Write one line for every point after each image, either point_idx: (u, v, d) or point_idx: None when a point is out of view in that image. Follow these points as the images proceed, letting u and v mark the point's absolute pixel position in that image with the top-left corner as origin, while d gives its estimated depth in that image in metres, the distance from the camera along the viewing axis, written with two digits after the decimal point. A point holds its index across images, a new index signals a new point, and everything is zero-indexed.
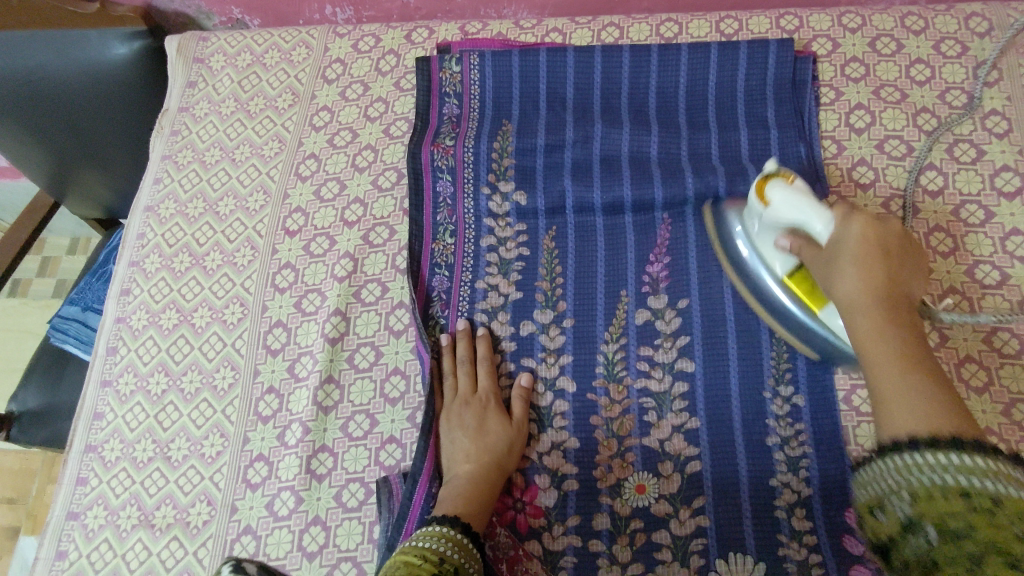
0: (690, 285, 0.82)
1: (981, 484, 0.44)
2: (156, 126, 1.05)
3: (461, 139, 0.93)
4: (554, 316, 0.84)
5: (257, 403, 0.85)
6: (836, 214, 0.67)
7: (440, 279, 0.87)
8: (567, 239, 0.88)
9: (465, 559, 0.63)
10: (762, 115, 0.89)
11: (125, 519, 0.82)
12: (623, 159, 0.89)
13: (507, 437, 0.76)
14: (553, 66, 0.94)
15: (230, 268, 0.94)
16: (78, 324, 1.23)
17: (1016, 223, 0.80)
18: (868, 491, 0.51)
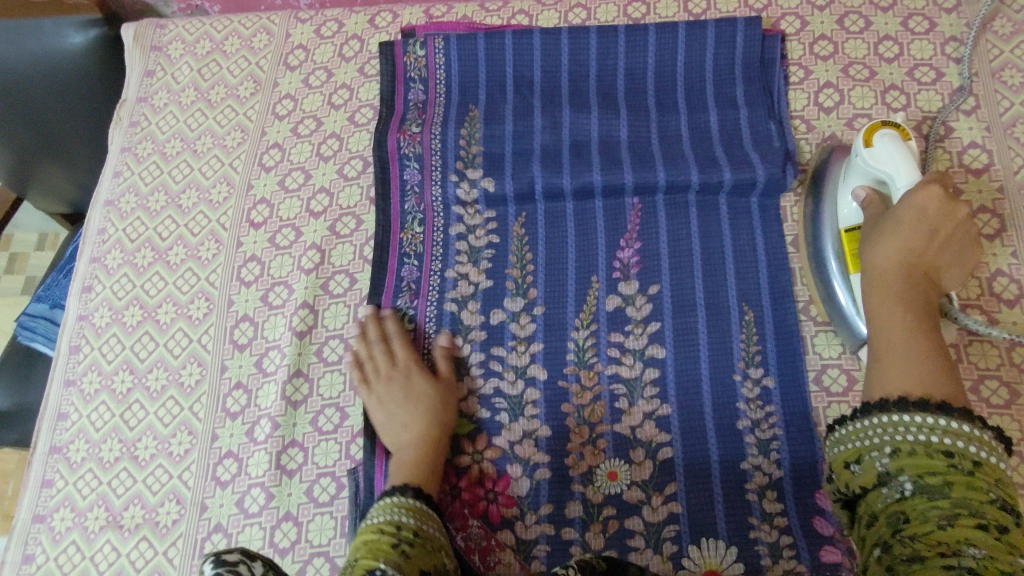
0: (662, 272, 0.82)
1: (961, 449, 0.49)
2: (114, 118, 1.03)
3: (428, 126, 0.92)
4: (524, 304, 0.83)
5: (225, 399, 0.84)
6: (923, 177, 0.67)
7: (409, 269, 0.86)
8: (538, 226, 0.87)
9: (422, 522, 0.62)
10: (730, 95, 0.88)
11: (93, 521, 0.81)
12: (593, 144, 0.88)
13: (442, 398, 0.77)
14: (519, 50, 0.92)
15: (195, 263, 0.92)
16: (46, 322, 1.20)
17: (984, 200, 0.80)
18: (844, 447, 0.55)
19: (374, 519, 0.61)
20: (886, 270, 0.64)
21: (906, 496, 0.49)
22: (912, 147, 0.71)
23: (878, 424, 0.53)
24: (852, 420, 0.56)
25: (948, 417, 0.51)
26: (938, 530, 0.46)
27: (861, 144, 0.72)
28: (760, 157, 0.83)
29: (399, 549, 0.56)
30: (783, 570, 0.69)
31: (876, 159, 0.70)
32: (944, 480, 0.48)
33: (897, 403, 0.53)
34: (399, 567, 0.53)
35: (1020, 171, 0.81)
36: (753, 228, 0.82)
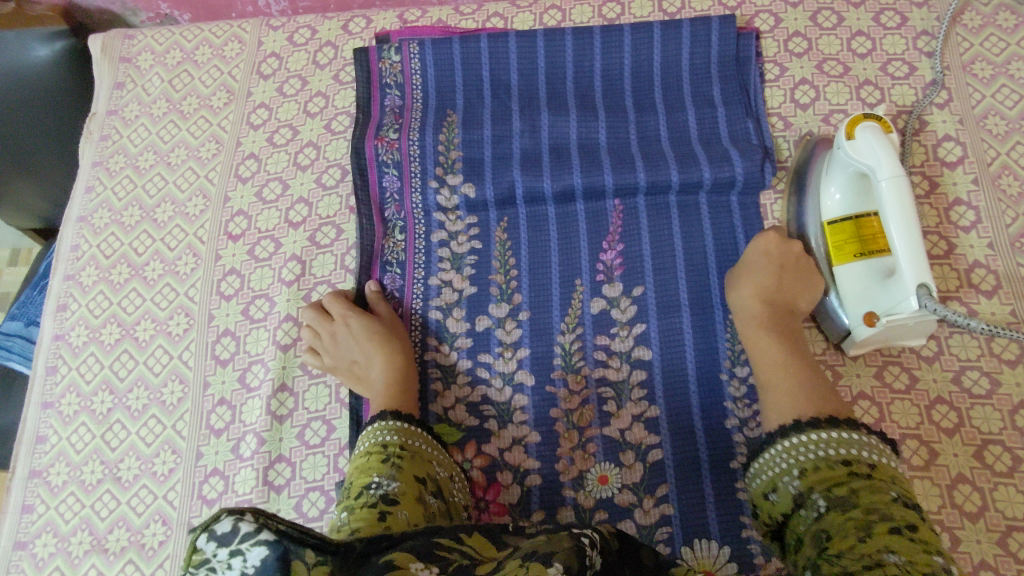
0: (646, 273, 0.82)
1: (857, 456, 0.60)
2: (84, 132, 1.01)
3: (406, 131, 0.91)
4: (509, 310, 0.83)
5: (209, 416, 0.83)
6: (898, 174, 0.68)
7: (392, 277, 0.86)
8: (520, 230, 0.86)
9: (407, 437, 0.68)
10: (707, 94, 0.88)
11: (77, 545, 0.79)
12: (572, 148, 0.88)
13: (392, 332, 0.81)
14: (494, 53, 0.91)
15: (173, 278, 0.90)
16: (22, 341, 1.19)
17: (958, 192, 0.81)
18: (764, 478, 0.65)
19: (361, 448, 0.68)
20: (754, 312, 0.75)
21: (822, 512, 0.58)
22: (893, 140, 0.71)
23: (787, 449, 0.64)
24: (762, 453, 0.66)
25: (836, 429, 0.62)
26: (859, 543, 0.52)
27: (843, 137, 0.73)
28: (739, 154, 0.83)
29: (391, 464, 0.64)
30: (776, 568, 0.69)
31: (858, 151, 0.71)
32: (848, 489, 0.57)
33: (795, 428, 0.65)
34: (394, 479, 0.62)
35: (994, 163, 0.82)
36: (734, 227, 0.83)
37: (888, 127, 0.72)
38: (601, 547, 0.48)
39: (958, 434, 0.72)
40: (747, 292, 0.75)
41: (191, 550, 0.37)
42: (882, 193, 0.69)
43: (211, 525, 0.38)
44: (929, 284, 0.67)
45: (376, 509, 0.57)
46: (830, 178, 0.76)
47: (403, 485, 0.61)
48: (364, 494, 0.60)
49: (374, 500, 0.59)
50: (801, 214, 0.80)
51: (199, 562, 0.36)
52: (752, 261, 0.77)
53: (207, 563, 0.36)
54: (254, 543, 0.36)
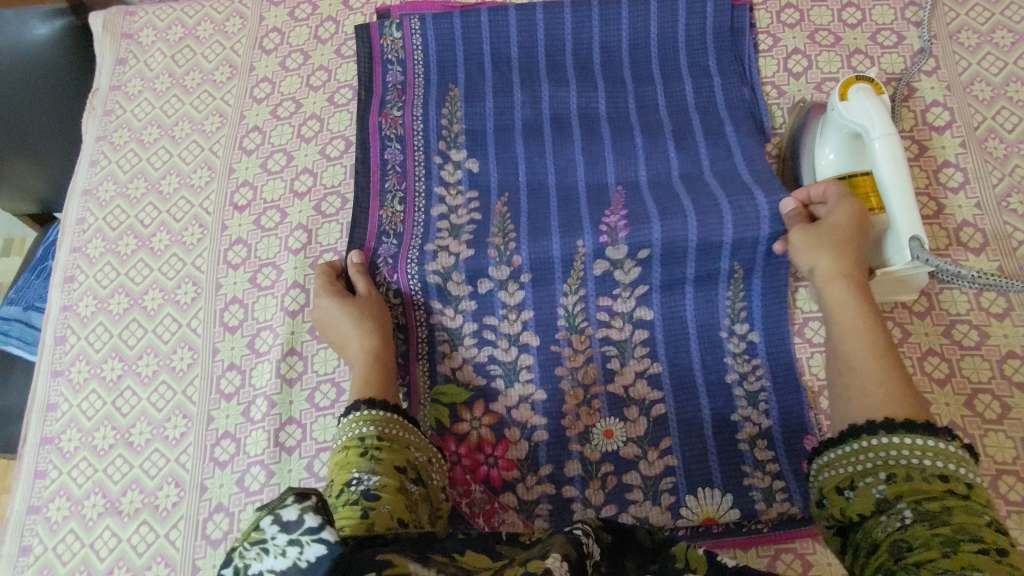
0: (652, 232, 0.79)
1: (956, 472, 0.53)
2: (86, 107, 1.01)
3: (409, 107, 0.92)
4: (510, 272, 0.82)
5: (219, 380, 0.84)
6: (894, 135, 0.72)
7: (387, 246, 0.84)
8: (520, 200, 0.86)
9: (385, 426, 0.66)
10: (704, 64, 0.90)
11: (90, 508, 0.80)
12: (573, 118, 0.90)
13: (367, 310, 0.79)
14: (495, 25, 0.93)
15: (180, 248, 0.91)
16: (22, 325, 1.20)
17: (947, 155, 0.84)
18: (836, 472, 0.59)
19: (338, 441, 0.66)
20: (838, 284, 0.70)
21: (906, 524, 0.51)
22: (885, 101, 0.74)
23: (867, 447, 0.57)
24: (843, 442, 0.60)
25: (938, 438, 0.55)
26: (943, 558, 0.47)
27: (836, 98, 0.74)
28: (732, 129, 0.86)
29: (369, 456, 0.63)
30: (777, 513, 0.72)
31: (851, 112, 0.73)
32: (942, 506, 0.51)
33: (885, 425, 0.57)
34: (374, 472, 0.61)
35: (980, 127, 0.85)
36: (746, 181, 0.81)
37: (879, 88, 0.75)
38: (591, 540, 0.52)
39: (948, 383, 0.75)
40: (826, 265, 0.71)
41: (254, 527, 0.39)
42: (880, 153, 0.72)
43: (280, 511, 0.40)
44: (922, 236, 0.70)
45: (358, 507, 0.57)
46: (824, 140, 0.78)
47: (385, 477, 0.61)
48: (346, 492, 0.60)
49: (356, 498, 0.59)
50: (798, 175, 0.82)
51: (257, 542, 0.38)
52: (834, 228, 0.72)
53: (263, 543, 0.38)
54: (314, 539, 0.38)
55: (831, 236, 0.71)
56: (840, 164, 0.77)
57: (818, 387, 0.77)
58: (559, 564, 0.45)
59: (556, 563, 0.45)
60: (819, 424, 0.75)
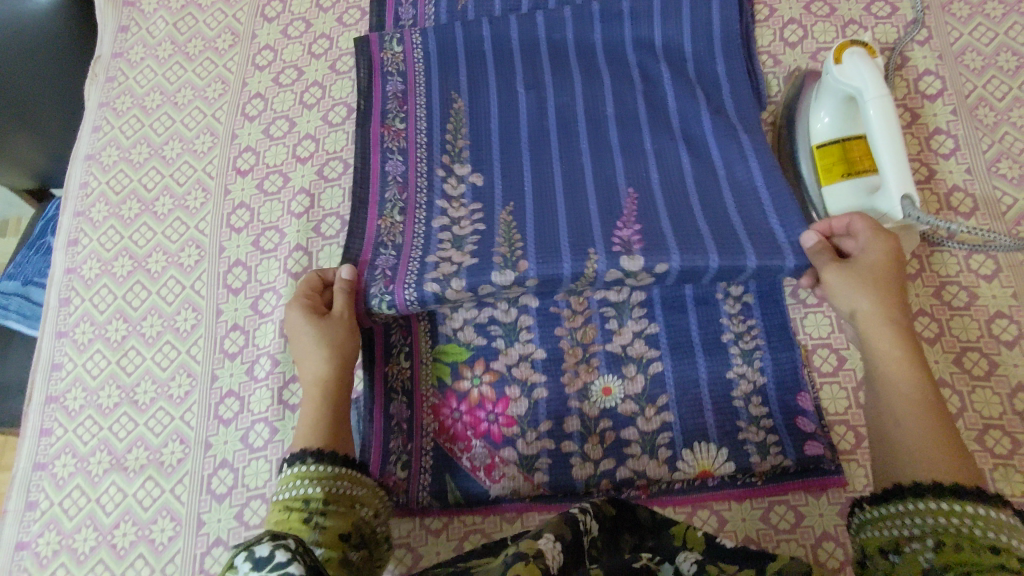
0: (669, 249, 0.73)
1: (1010, 546, 0.51)
2: (89, 73, 1.02)
3: (412, 120, 0.88)
4: (515, 277, 0.74)
5: (223, 340, 0.85)
6: (886, 93, 0.72)
7: (385, 258, 0.79)
8: (526, 208, 0.80)
9: (331, 485, 0.64)
10: (713, 73, 0.87)
11: (96, 465, 0.81)
12: (579, 121, 0.86)
13: (330, 339, 0.74)
14: (496, 37, 0.91)
15: (183, 212, 0.92)
16: (20, 299, 1.19)
17: (938, 123, 0.86)
18: (881, 532, 0.56)
19: (279, 496, 0.64)
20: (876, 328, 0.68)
21: None
22: (880, 64, 0.75)
23: (916, 509, 0.55)
24: (889, 501, 0.57)
25: (990, 507, 0.53)
26: None
27: (831, 62, 0.76)
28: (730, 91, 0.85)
29: (314, 524, 0.61)
30: (771, 465, 0.74)
31: (845, 75, 0.75)
32: None
33: (936, 489, 0.55)
34: (319, 544, 0.60)
35: (971, 95, 0.86)
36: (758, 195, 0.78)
37: (874, 52, 0.76)
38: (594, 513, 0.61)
39: (938, 342, 0.77)
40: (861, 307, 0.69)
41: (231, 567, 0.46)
42: (878, 116, 0.73)
43: (254, 548, 0.46)
44: (913, 194, 0.72)
45: None
46: (824, 107, 0.79)
47: (329, 549, 0.60)
48: None
49: None
50: (794, 141, 0.84)
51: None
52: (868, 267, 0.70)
53: None
54: (282, 572, 0.44)
55: (863, 276, 0.70)
56: (834, 129, 0.78)
57: (812, 346, 0.79)
58: (549, 545, 0.52)
59: (547, 545, 0.52)
60: (812, 382, 0.77)
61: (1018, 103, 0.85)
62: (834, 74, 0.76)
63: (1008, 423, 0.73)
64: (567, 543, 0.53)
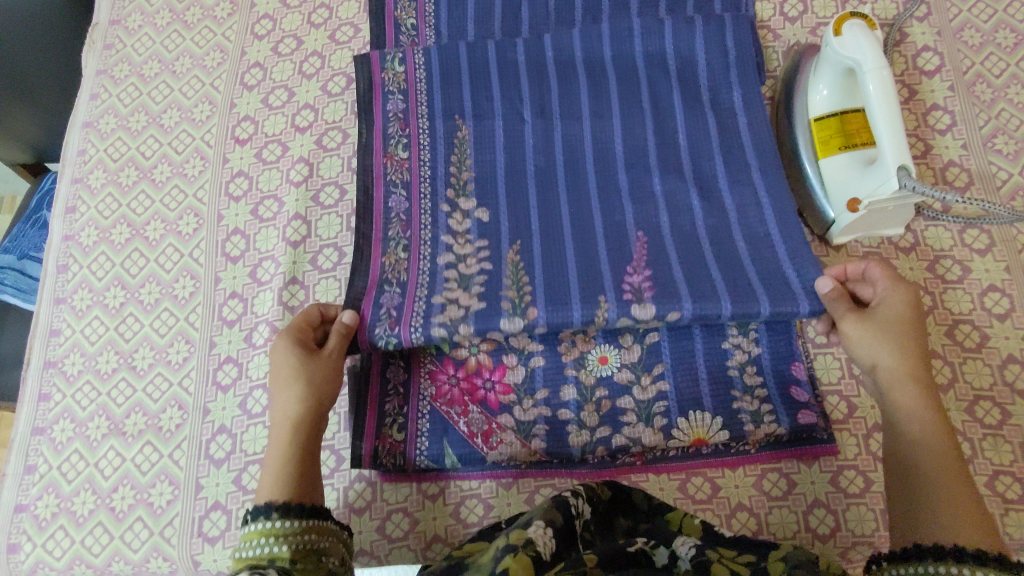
0: (681, 295, 0.71)
1: None
2: (86, 41, 1.01)
3: (416, 152, 0.84)
4: (524, 324, 0.71)
5: (221, 308, 0.85)
6: (886, 64, 0.72)
7: (389, 295, 0.74)
8: (534, 248, 0.77)
9: (298, 540, 0.59)
10: (729, 102, 0.84)
11: (95, 430, 0.82)
12: (587, 158, 0.82)
13: (309, 380, 0.69)
14: (503, 60, 0.87)
15: (181, 180, 0.92)
16: (16, 273, 1.18)
17: (936, 99, 0.86)
18: None
19: (241, 555, 0.59)
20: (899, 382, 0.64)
21: None
22: (879, 37, 0.76)
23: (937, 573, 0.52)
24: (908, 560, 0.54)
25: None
26: None
27: (830, 34, 0.77)
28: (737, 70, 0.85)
29: None
30: (765, 434, 0.75)
31: (844, 48, 0.75)
32: None
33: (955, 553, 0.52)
34: None
35: (969, 72, 0.87)
36: (772, 239, 0.75)
37: (874, 26, 0.77)
38: (587, 495, 0.63)
39: (933, 315, 0.78)
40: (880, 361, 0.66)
41: None
42: (877, 88, 0.73)
43: None
44: (909, 165, 0.71)
45: None
46: (824, 81, 0.80)
47: None
48: None
49: None
50: (790, 114, 0.84)
51: None
52: (888, 319, 0.67)
53: None
54: None
55: (882, 330, 0.66)
56: (831, 102, 0.79)
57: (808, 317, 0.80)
58: (539, 533, 0.54)
59: (537, 532, 0.53)
60: (807, 352, 0.78)
61: (1015, 80, 0.85)
62: (835, 47, 0.76)
63: (999, 394, 0.74)
64: (557, 528, 0.56)
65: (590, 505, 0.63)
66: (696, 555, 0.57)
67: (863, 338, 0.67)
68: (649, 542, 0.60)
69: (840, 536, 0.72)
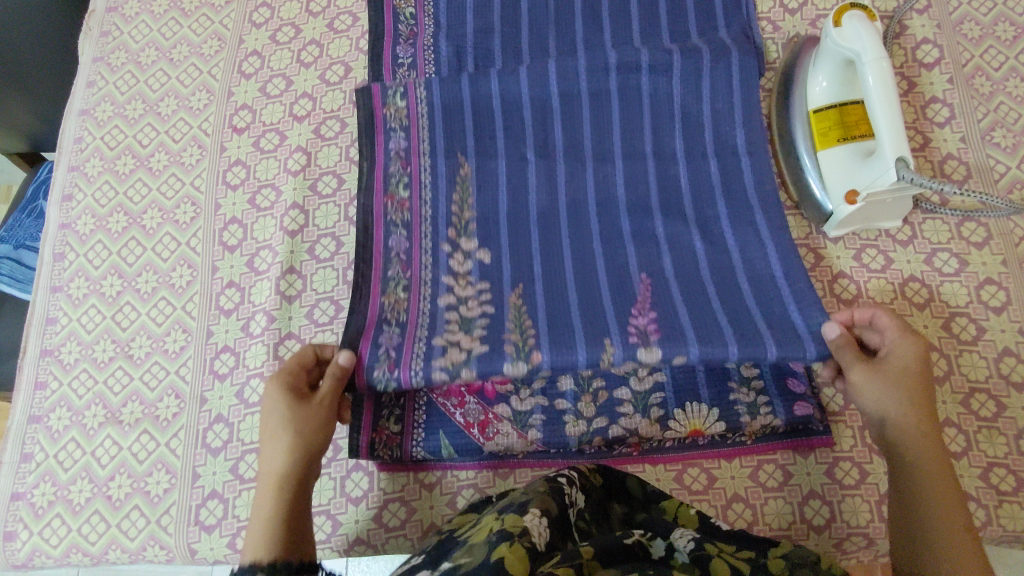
0: (687, 338, 0.70)
1: None
2: (83, 28, 1.00)
3: (416, 189, 0.83)
4: (528, 370, 0.70)
5: (219, 298, 0.85)
6: (886, 56, 0.72)
7: (388, 335, 0.73)
8: (536, 293, 0.76)
9: None
10: (731, 143, 0.83)
11: (92, 418, 0.82)
12: (591, 204, 0.82)
13: (302, 431, 0.67)
14: (506, 96, 0.85)
15: (178, 168, 0.92)
16: (12, 263, 1.16)
17: (934, 92, 0.86)
18: None
19: None
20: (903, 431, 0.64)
21: None
22: (879, 28, 0.76)
23: None
24: None
25: None
26: None
27: (830, 26, 0.77)
28: (739, 53, 0.84)
29: None
30: (761, 425, 0.75)
31: (844, 39, 0.75)
32: None
33: None
34: None
35: (968, 64, 0.87)
36: (777, 285, 0.74)
37: (874, 17, 0.76)
38: (579, 483, 0.63)
39: (929, 308, 0.78)
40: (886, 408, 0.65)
41: None
42: (876, 81, 0.72)
43: None
44: (907, 157, 0.71)
45: None
46: (824, 73, 0.80)
47: None
48: None
49: None
50: (788, 105, 0.84)
51: None
52: (895, 368, 0.66)
53: None
54: None
55: (890, 378, 0.65)
56: (830, 95, 0.79)
57: None
58: (535, 522, 0.54)
59: (533, 522, 0.53)
60: None
61: (1014, 73, 0.86)
62: (835, 39, 0.76)
63: (994, 387, 0.75)
64: (552, 517, 0.56)
65: (584, 493, 0.63)
66: (694, 548, 0.58)
67: (868, 384, 0.66)
68: (646, 533, 0.60)
69: (834, 528, 0.72)
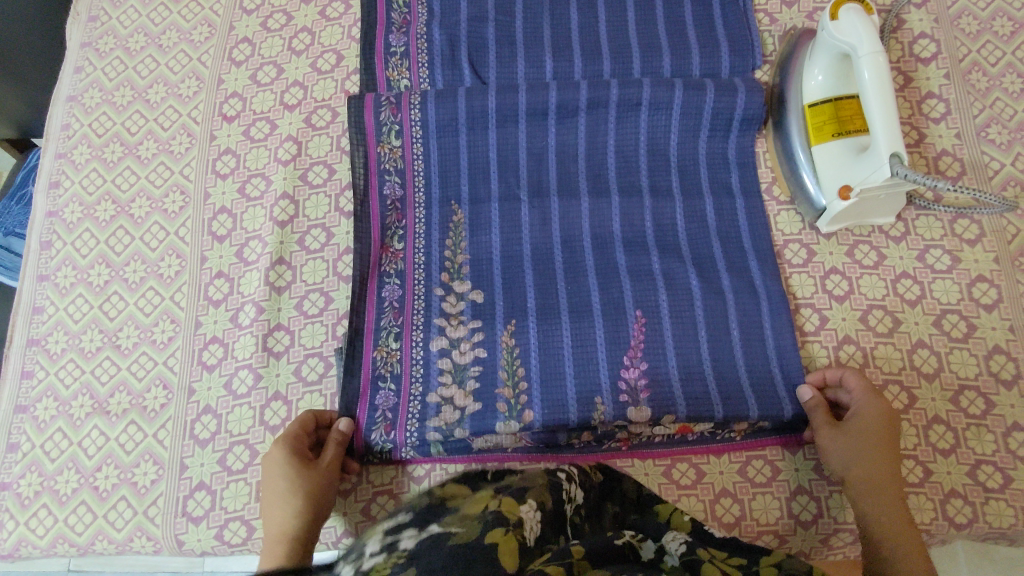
0: (676, 401, 0.73)
1: None
2: (71, 13, 0.99)
3: (411, 239, 0.82)
4: (520, 428, 0.73)
5: (207, 288, 0.85)
6: (883, 52, 0.71)
7: (385, 395, 0.75)
8: (529, 333, 0.77)
9: None
10: (725, 181, 0.84)
11: (78, 409, 0.81)
12: (585, 242, 0.81)
13: (312, 492, 0.68)
14: (503, 141, 0.85)
15: (167, 157, 0.91)
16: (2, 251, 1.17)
17: (931, 86, 0.85)
18: None
19: None
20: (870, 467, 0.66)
21: None
22: (876, 22, 0.75)
23: None
24: None
25: None
26: None
27: (828, 18, 0.76)
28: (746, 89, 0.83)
29: None
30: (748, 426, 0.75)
31: (841, 31, 0.74)
32: None
33: None
34: None
35: (965, 59, 0.86)
36: (763, 329, 0.76)
37: (870, 11, 0.75)
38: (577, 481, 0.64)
39: (921, 304, 0.78)
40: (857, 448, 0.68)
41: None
42: (871, 76, 0.72)
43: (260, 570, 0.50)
44: (901, 153, 0.70)
45: None
46: (820, 66, 0.79)
47: None
48: None
49: None
50: (783, 99, 0.83)
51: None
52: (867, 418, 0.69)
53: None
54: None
55: (860, 427, 0.68)
56: (825, 89, 0.79)
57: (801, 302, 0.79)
58: (531, 514, 0.54)
59: (529, 514, 0.53)
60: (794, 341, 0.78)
61: (1010, 69, 0.85)
62: (831, 32, 0.75)
63: (983, 384, 0.74)
64: (547, 512, 0.56)
65: (582, 492, 0.64)
66: (685, 553, 0.58)
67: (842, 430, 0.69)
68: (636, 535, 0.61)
69: (822, 522, 0.72)
